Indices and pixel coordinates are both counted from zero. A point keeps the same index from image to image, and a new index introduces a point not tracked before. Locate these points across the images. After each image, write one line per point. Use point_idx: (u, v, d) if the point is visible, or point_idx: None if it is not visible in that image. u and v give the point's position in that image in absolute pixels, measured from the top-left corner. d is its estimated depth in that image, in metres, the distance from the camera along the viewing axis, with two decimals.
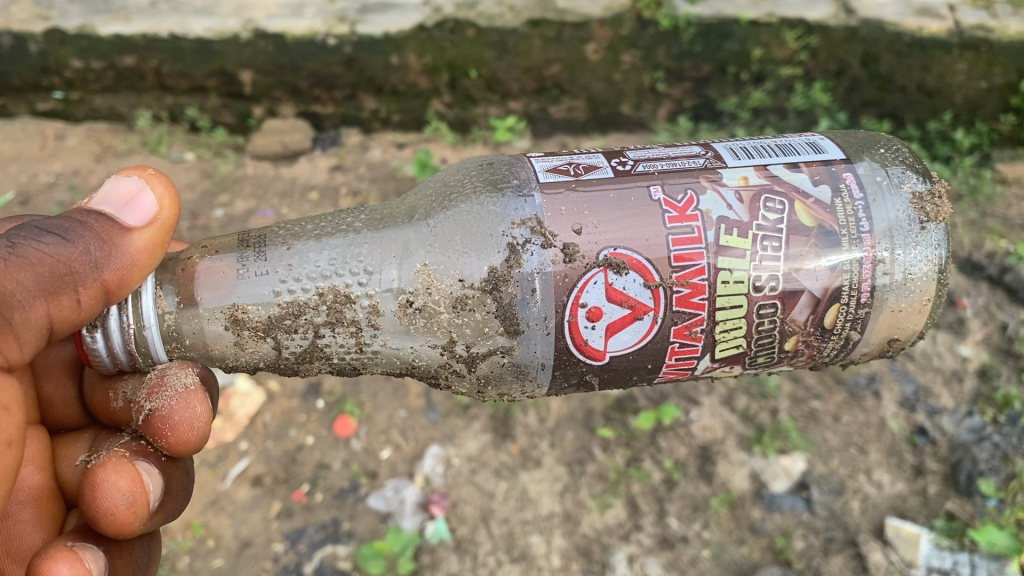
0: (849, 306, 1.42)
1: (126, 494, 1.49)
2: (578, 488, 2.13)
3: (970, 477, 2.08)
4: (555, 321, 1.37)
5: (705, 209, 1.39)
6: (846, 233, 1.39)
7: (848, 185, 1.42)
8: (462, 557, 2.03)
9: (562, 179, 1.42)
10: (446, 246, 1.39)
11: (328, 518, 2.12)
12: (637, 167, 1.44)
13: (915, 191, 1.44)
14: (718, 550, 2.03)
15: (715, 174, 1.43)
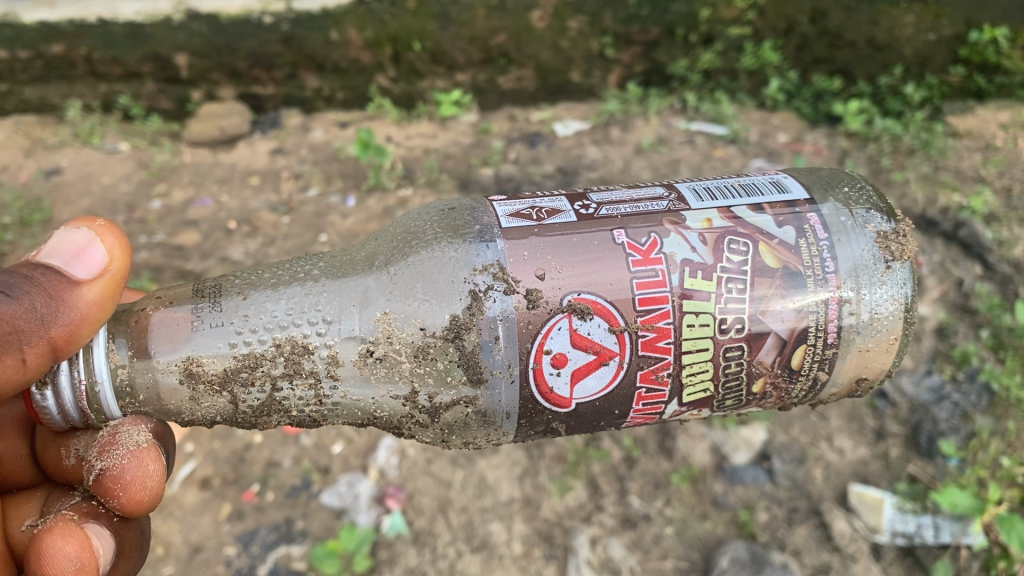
0: (816, 347, 1.35)
1: (75, 558, 1.41)
2: (537, 471, 2.08)
3: (931, 438, 2.08)
4: (519, 368, 1.30)
5: (669, 253, 1.32)
6: (810, 273, 1.33)
7: (812, 226, 1.36)
8: (422, 550, 1.97)
9: (524, 224, 1.36)
10: (406, 292, 1.32)
11: (280, 519, 2.04)
12: (600, 211, 1.38)
13: (880, 231, 1.38)
14: (681, 527, 2.00)
15: (679, 216, 1.37)
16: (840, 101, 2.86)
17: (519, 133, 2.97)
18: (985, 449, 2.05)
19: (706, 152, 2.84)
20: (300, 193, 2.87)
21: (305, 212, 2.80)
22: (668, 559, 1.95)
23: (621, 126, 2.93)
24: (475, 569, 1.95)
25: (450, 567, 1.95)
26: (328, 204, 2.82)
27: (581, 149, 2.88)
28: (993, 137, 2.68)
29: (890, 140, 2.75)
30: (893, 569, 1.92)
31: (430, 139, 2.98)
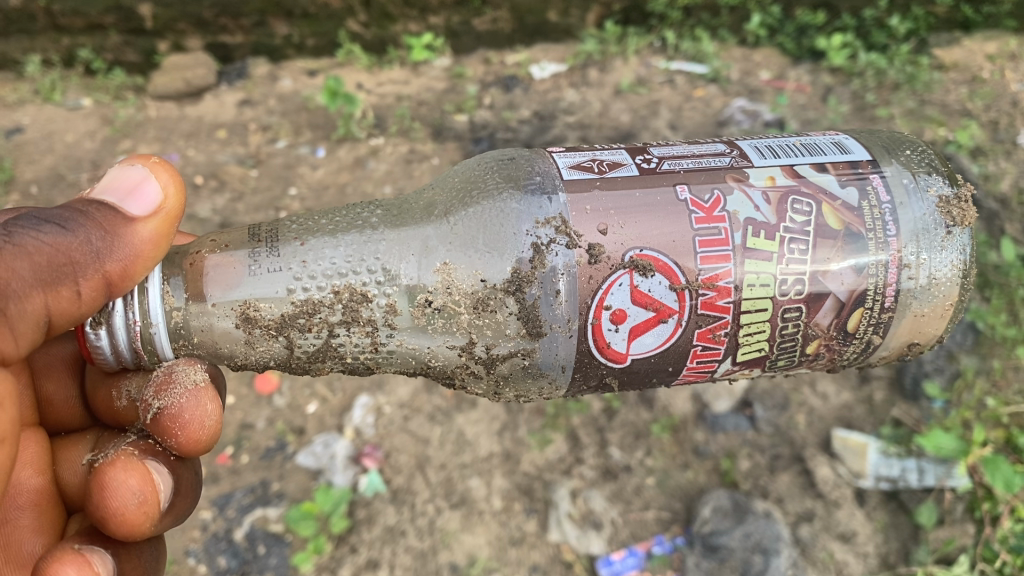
0: (873, 311, 1.29)
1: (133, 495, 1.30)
2: (516, 425, 2.04)
3: (916, 380, 2.04)
4: (579, 324, 1.23)
5: (732, 210, 1.25)
6: (872, 236, 1.26)
7: (875, 188, 1.28)
8: (400, 508, 1.94)
9: (586, 177, 1.27)
10: (467, 241, 1.24)
11: (256, 481, 2.00)
12: (662, 165, 1.29)
13: (941, 195, 1.29)
14: (663, 477, 1.97)
15: (742, 173, 1.28)
16: (823, 35, 2.76)
17: (494, 77, 2.86)
18: (970, 389, 2.02)
19: (686, 92, 2.76)
20: (268, 145, 2.77)
21: (274, 164, 2.72)
22: (649, 510, 1.93)
23: (599, 67, 2.82)
24: (455, 526, 1.92)
25: (430, 524, 1.92)
26: (297, 155, 2.74)
27: (559, 92, 2.79)
28: (979, 70, 2.61)
29: (874, 75, 2.67)
30: (878, 513, 1.90)
31: (402, 86, 2.87)
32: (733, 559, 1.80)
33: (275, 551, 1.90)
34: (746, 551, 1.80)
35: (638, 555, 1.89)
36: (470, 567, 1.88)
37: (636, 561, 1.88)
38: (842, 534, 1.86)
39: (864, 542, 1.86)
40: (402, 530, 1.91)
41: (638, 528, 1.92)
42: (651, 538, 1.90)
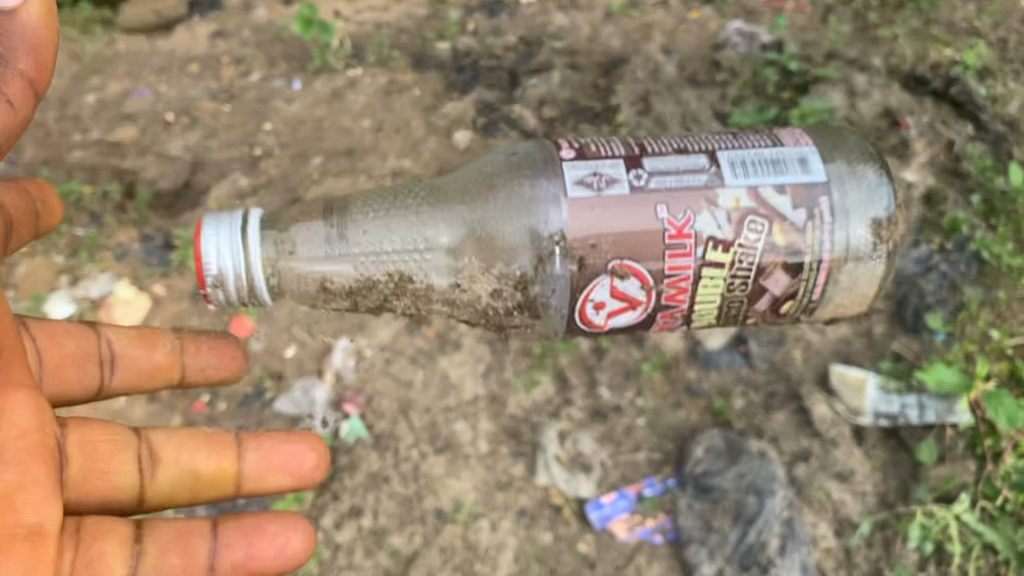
0: (802, 299, 1.63)
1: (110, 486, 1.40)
2: (502, 367, 1.95)
3: (917, 312, 1.96)
4: (567, 310, 1.62)
5: (700, 229, 1.56)
6: (808, 250, 1.58)
7: (821, 211, 1.57)
8: (383, 454, 1.88)
9: (585, 194, 1.56)
10: (498, 237, 1.60)
11: (234, 429, 1.94)
12: (650, 182, 1.57)
13: (878, 218, 1.60)
14: (654, 417, 1.91)
15: (714, 193, 1.57)
16: None
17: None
18: (973, 322, 1.97)
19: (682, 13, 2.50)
20: (242, 78, 2.48)
21: (248, 99, 2.44)
22: (640, 451, 1.88)
23: None
24: (440, 472, 1.87)
25: (415, 469, 1.87)
26: (272, 90, 2.46)
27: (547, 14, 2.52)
28: None
29: None
30: (876, 451, 1.84)
31: (382, 13, 2.55)
32: (726, 501, 1.74)
33: (257, 500, 1.86)
34: (739, 492, 1.74)
35: (629, 498, 1.84)
36: (457, 512, 1.83)
37: (628, 504, 1.84)
38: (838, 472, 1.80)
39: (862, 481, 1.81)
40: (386, 476, 1.86)
41: (629, 470, 1.87)
42: (643, 480, 1.86)
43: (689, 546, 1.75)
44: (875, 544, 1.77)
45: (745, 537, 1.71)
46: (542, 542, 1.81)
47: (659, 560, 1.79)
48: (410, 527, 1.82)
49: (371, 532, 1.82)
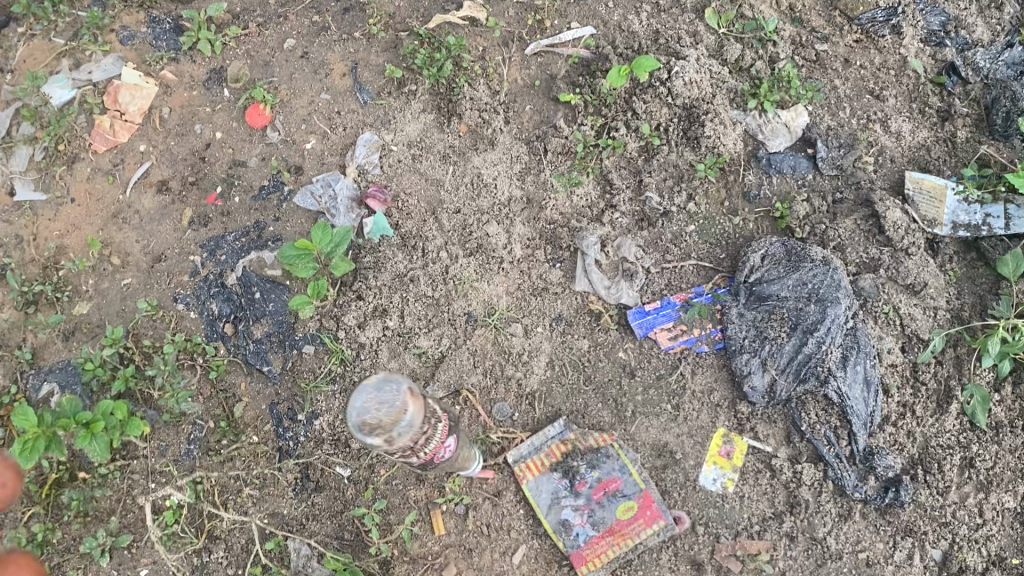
0: (757, 314, 1.59)
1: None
2: (540, 168, 1.77)
3: (1008, 116, 1.73)
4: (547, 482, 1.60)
5: (582, 515, 1.56)
6: (765, 404, 1.58)
7: (761, 400, 1.58)
8: (411, 255, 1.74)
9: (559, 499, 1.58)
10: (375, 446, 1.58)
11: (249, 224, 1.78)
12: (574, 504, 1.57)
13: (833, 439, 1.54)
14: (706, 224, 1.72)
15: (588, 516, 1.56)
16: None
17: None
18: None
19: None
20: None
21: None
22: (689, 260, 1.69)
23: None
24: (471, 274, 1.72)
25: (444, 271, 1.72)
26: None
27: None
28: None
29: None
30: (952, 265, 1.67)
31: None
32: (783, 309, 1.57)
33: (273, 297, 1.72)
34: (799, 300, 1.57)
35: (674, 307, 1.66)
36: (489, 316, 1.69)
37: (671, 313, 1.66)
38: (909, 284, 1.63)
39: (935, 296, 1.64)
40: (412, 278, 1.72)
41: (675, 279, 1.69)
42: (690, 288, 1.68)
43: (738, 357, 1.59)
44: (946, 362, 1.60)
45: (802, 347, 1.54)
46: (579, 349, 1.67)
47: (705, 372, 1.62)
48: (438, 330, 1.69)
49: (396, 334, 1.70)
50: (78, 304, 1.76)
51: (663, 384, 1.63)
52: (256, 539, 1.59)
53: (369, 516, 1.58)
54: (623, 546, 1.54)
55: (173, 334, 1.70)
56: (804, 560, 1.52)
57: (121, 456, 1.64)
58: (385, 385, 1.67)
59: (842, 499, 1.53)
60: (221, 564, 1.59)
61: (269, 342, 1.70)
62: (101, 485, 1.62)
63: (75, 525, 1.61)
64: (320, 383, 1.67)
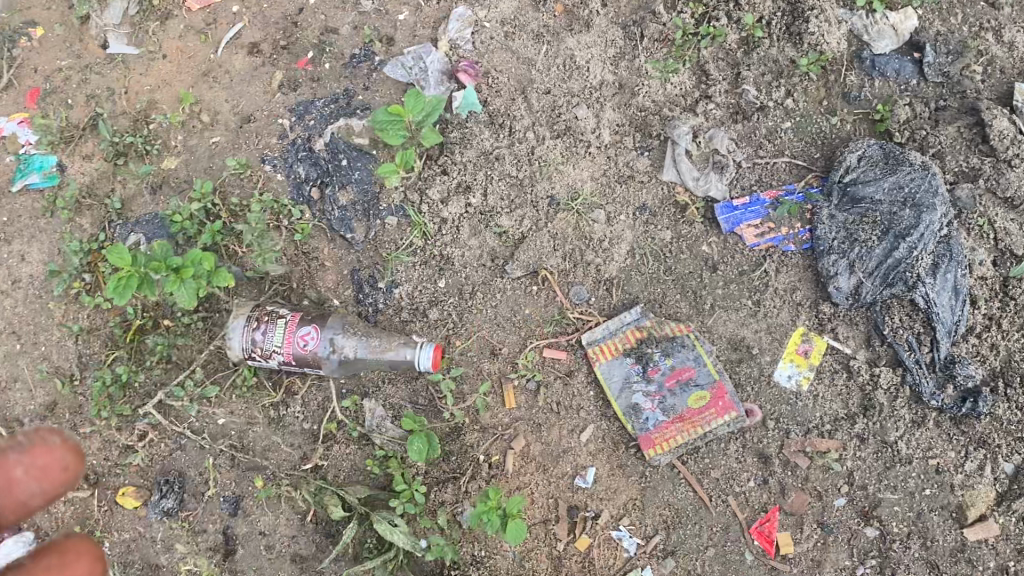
0: (850, 217, 1.56)
1: (100, 557, 0.90)
2: (636, 53, 1.72)
3: None
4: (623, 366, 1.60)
5: (650, 403, 1.58)
6: (847, 307, 1.57)
7: (846, 303, 1.56)
8: (498, 133, 1.71)
9: (630, 386, 1.59)
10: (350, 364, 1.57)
11: (339, 91, 1.77)
12: (642, 392, 1.58)
13: (915, 347, 1.52)
14: (803, 121, 1.67)
15: (656, 405, 1.58)
16: None
17: None
18: None
19: None
20: None
21: None
22: (782, 157, 1.66)
23: None
24: (558, 158, 1.68)
25: (530, 151, 1.69)
26: None
27: None
28: None
29: None
30: None
31: None
32: (876, 212, 1.54)
33: (358, 166, 1.72)
34: (894, 204, 1.54)
35: (763, 204, 1.64)
36: (573, 200, 1.67)
37: (759, 210, 1.64)
38: (1008, 197, 1.57)
39: None
40: (498, 156, 1.69)
41: (767, 174, 1.65)
42: (780, 186, 1.65)
43: (826, 257, 1.57)
44: None
45: (893, 252, 1.52)
46: (662, 239, 1.65)
47: (789, 270, 1.60)
48: (521, 210, 1.67)
49: (479, 211, 1.68)
50: (167, 158, 1.78)
51: (745, 279, 1.62)
52: (334, 396, 1.63)
53: (445, 383, 1.61)
54: (693, 434, 1.56)
55: (259, 193, 1.71)
56: (872, 462, 1.53)
57: (204, 310, 1.67)
58: (466, 260, 1.68)
59: (918, 406, 1.53)
60: (296, 418, 1.64)
61: (354, 210, 1.71)
62: (184, 335, 1.66)
63: (157, 371, 1.65)
64: (400, 254, 1.69)
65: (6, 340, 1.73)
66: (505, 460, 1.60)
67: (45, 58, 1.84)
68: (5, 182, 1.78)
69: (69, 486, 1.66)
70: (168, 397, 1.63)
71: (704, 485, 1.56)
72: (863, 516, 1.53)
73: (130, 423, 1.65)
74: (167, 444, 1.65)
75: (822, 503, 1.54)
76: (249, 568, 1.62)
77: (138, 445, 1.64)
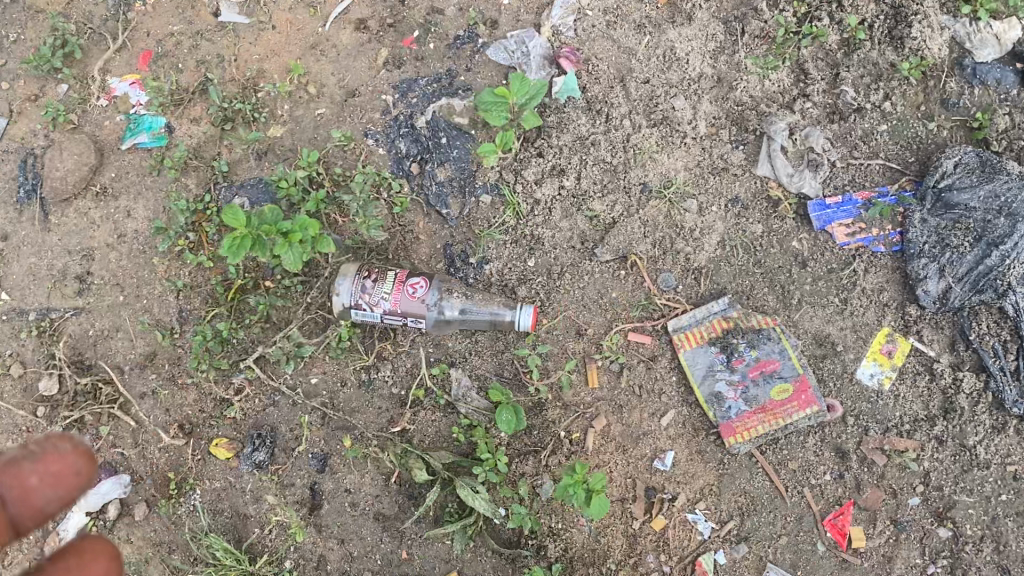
0: (941, 222, 1.58)
1: (113, 554, 1.06)
2: (736, 48, 1.72)
3: None
4: (705, 355, 1.64)
5: (734, 392, 1.62)
6: (934, 310, 1.60)
7: (933, 307, 1.59)
8: (595, 119, 1.73)
9: (714, 374, 1.63)
10: (449, 324, 1.67)
11: (442, 71, 1.82)
12: (728, 381, 1.63)
13: (1002, 354, 1.56)
14: (899, 125, 1.68)
15: (740, 394, 1.62)
16: None
17: None
18: None
19: None
20: None
21: None
22: (877, 159, 1.67)
23: None
24: (653, 146, 1.71)
25: (625, 139, 1.72)
26: None
27: None
28: None
29: None
30: None
31: None
32: (969, 220, 1.56)
33: (457, 145, 1.77)
34: (988, 212, 1.54)
35: (855, 204, 1.67)
36: (665, 189, 1.70)
37: (852, 210, 1.66)
38: None
39: None
40: (594, 141, 1.72)
41: (860, 175, 1.67)
42: (874, 187, 1.67)
43: (916, 261, 1.60)
44: None
45: (984, 260, 1.54)
46: (752, 233, 1.69)
47: (877, 271, 1.64)
48: (613, 196, 1.71)
49: (572, 195, 1.72)
50: (273, 127, 1.83)
51: (833, 277, 1.65)
52: (423, 364, 1.70)
53: (531, 358, 1.67)
54: (773, 425, 1.61)
55: (362, 166, 1.78)
56: (950, 464, 1.58)
57: (303, 274, 1.74)
58: (557, 243, 1.72)
59: (999, 413, 1.56)
60: (387, 381, 1.72)
61: (450, 186, 1.76)
62: (283, 296, 1.73)
63: (255, 329, 1.73)
64: (493, 231, 1.74)
65: (109, 292, 1.81)
66: (585, 437, 1.66)
67: (157, 22, 1.88)
68: (115, 140, 1.85)
69: (166, 434, 1.75)
70: (266, 355, 1.72)
71: (781, 475, 1.62)
72: (937, 516, 1.58)
73: (227, 378, 1.74)
74: (262, 400, 1.74)
75: (896, 501, 1.59)
76: (333, 523, 1.71)
77: (234, 399, 1.73)
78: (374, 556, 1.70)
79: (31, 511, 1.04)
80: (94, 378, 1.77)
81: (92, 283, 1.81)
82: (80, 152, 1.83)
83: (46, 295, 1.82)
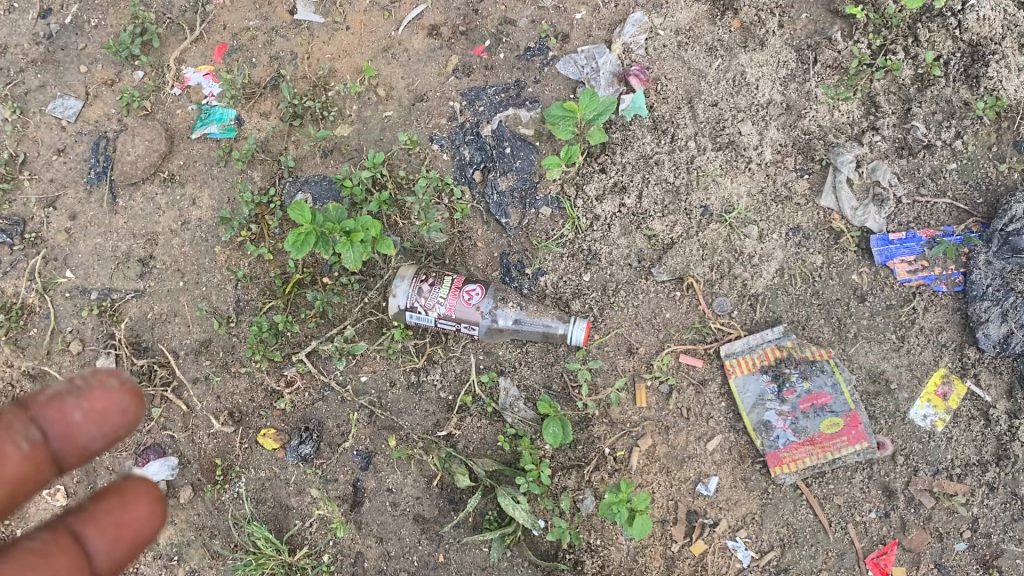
0: (1007, 265, 1.56)
1: (157, 497, 1.12)
2: (808, 75, 1.71)
3: None
4: (756, 383, 1.64)
5: (783, 423, 1.61)
6: (993, 354, 1.58)
7: (993, 350, 1.57)
8: (660, 139, 1.73)
9: (764, 403, 1.63)
10: (501, 333, 1.68)
11: (510, 81, 1.83)
12: (777, 410, 1.62)
13: None
14: (969, 164, 1.65)
15: (790, 425, 1.61)
16: None
17: None
18: None
19: None
20: None
21: None
22: (944, 198, 1.65)
23: None
24: (716, 169, 1.70)
25: (689, 160, 1.71)
26: None
27: None
28: None
29: None
30: None
31: None
32: None
33: (521, 155, 1.79)
34: None
35: (918, 242, 1.64)
36: (726, 213, 1.69)
37: (915, 247, 1.64)
38: None
39: None
40: (658, 161, 1.72)
41: (925, 213, 1.66)
42: (939, 226, 1.65)
43: (978, 303, 1.57)
44: None
45: None
46: (812, 264, 1.68)
47: (937, 310, 1.62)
48: (673, 216, 1.70)
49: (631, 213, 1.72)
50: (341, 127, 1.86)
51: (892, 314, 1.64)
52: (473, 371, 1.72)
53: (581, 373, 1.67)
54: (822, 458, 1.60)
55: (426, 170, 1.80)
56: (999, 512, 1.57)
57: (360, 273, 1.77)
58: (612, 259, 1.72)
59: None
60: (435, 385, 1.74)
61: (511, 196, 1.78)
62: (339, 293, 1.77)
63: (310, 323, 1.77)
64: (550, 244, 1.75)
65: (170, 277, 1.84)
66: (630, 456, 1.65)
67: (234, 16, 1.91)
68: (186, 129, 1.89)
69: (216, 420, 1.78)
70: (319, 349, 1.75)
71: (826, 509, 1.61)
72: (983, 564, 1.58)
73: (279, 369, 1.77)
74: (311, 394, 1.76)
75: (942, 545, 1.59)
76: (372, 521, 1.73)
77: (285, 390, 1.76)
78: (411, 558, 1.72)
79: (74, 447, 1.09)
80: (151, 360, 1.81)
81: (154, 267, 1.85)
82: (152, 138, 1.88)
83: (109, 275, 1.86)
